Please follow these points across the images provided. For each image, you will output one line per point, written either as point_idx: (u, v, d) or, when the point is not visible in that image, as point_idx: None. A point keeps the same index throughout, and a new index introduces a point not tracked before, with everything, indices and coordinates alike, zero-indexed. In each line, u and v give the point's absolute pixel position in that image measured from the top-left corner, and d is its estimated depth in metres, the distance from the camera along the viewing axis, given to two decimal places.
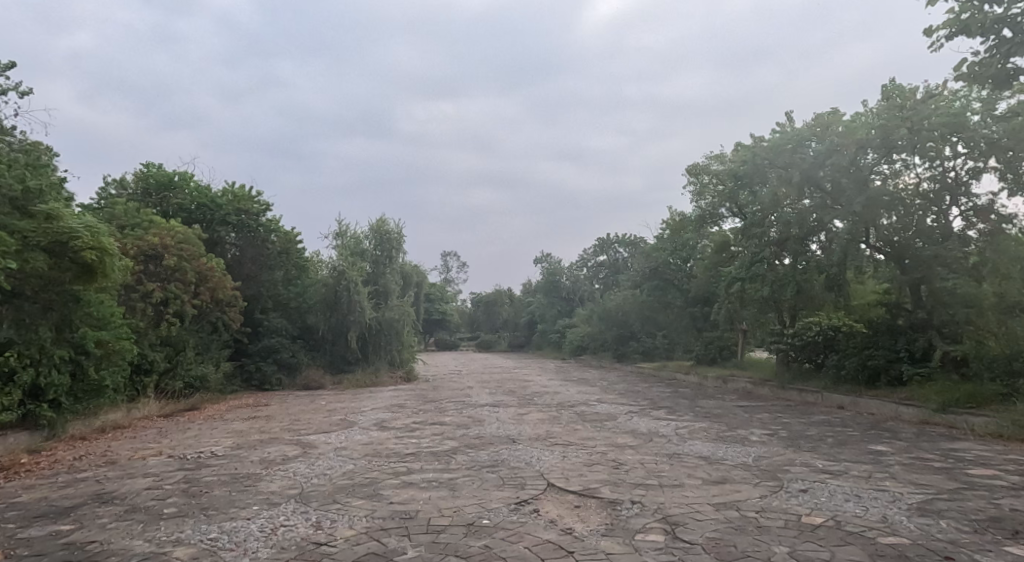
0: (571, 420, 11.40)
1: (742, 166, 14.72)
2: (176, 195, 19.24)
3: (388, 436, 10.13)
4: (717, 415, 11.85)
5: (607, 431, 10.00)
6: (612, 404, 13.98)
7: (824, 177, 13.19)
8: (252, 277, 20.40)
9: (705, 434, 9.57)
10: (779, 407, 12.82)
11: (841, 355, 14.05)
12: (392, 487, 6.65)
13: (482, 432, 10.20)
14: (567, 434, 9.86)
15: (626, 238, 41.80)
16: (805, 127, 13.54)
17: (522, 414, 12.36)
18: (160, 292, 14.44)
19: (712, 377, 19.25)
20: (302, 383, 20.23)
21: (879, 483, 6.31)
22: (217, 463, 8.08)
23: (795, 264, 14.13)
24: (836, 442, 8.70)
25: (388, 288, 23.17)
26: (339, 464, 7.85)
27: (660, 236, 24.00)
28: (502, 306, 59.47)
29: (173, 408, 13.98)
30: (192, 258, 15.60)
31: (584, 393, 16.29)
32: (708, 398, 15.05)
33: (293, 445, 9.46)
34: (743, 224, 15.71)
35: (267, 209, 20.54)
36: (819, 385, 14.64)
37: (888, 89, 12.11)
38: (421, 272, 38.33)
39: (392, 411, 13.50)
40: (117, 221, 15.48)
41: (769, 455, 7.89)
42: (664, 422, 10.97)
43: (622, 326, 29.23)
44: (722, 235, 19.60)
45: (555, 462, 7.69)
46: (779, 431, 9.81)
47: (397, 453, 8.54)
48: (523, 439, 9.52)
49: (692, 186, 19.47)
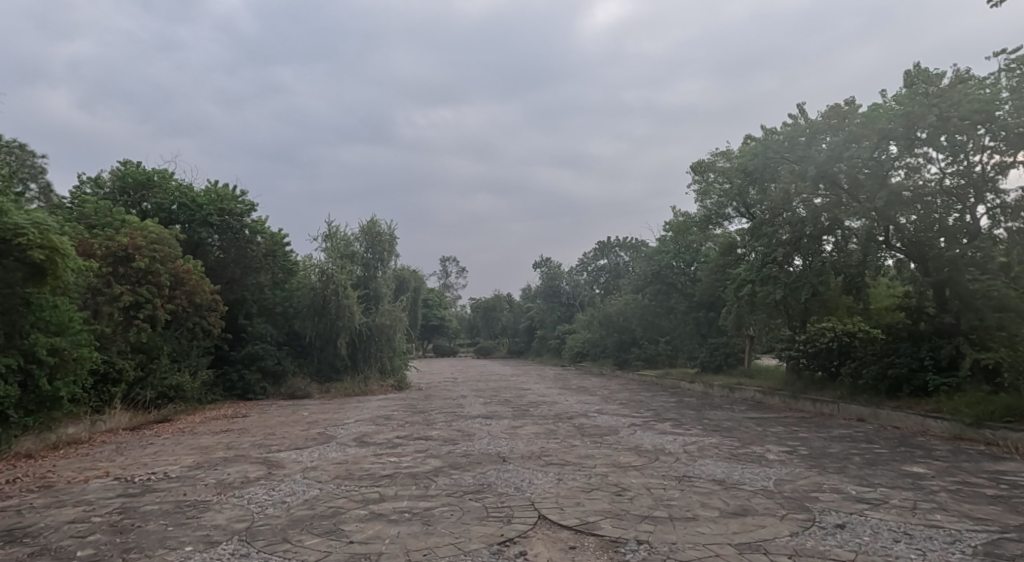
0: (569, 434, 10.47)
1: (751, 161, 13.78)
2: (156, 194, 18.33)
3: (367, 453, 9.18)
4: (728, 429, 10.91)
5: (608, 448, 9.05)
6: (613, 415, 13.03)
7: (841, 172, 12.26)
8: (236, 281, 19.49)
9: (716, 452, 8.62)
10: (793, 419, 11.88)
11: (858, 363, 13.09)
12: (358, 520, 5.70)
13: (470, 449, 9.26)
14: (564, 452, 8.91)
15: (627, 241, 40.87)
16: (819, 119, 12.64)
17: (515, 427, 11.41)
18: (129, 295, 13.56)
19: (718, 385, 18.30)
20: (287, 392, 19.29)
21: (929, 517, 5.35)
22: (165, 488, 7.12)
23: (808, 266, 13.22)
24: (866, 461, 7.74)
25: (379, 292, 22.24)
26: (304, 489, 6.89)
27: (663, 238, 23.08)
28: (501, 312, 58.44)
29: (143, 420, 13.05)
30: (166, 260, 14.67)
31: (583, 403, 15.34)
32: (716, 408, 14.11)
33: (258, 464, 8.51)
34: (753, 223, 14.80)
35: (250, 210, 19.61)
36: (835, 395, 13.69)
37: (911, 75, 11.14)
38: (418, 276, 37.35)
39: (377, 423, 12.56)
40: (86, 221, 14.60)
41: (791, 479, 6.94)
42: (670, 437, 10.03)
43: (623, 331, 28.27)
44: (727, 236, 18.74)
45: (549, 487, 6.74)
46: (799, 448, 8.86)
47: (371, 475, 7.60)
48: (516, 458, 8.59)
49: (697, 185, 18.31)
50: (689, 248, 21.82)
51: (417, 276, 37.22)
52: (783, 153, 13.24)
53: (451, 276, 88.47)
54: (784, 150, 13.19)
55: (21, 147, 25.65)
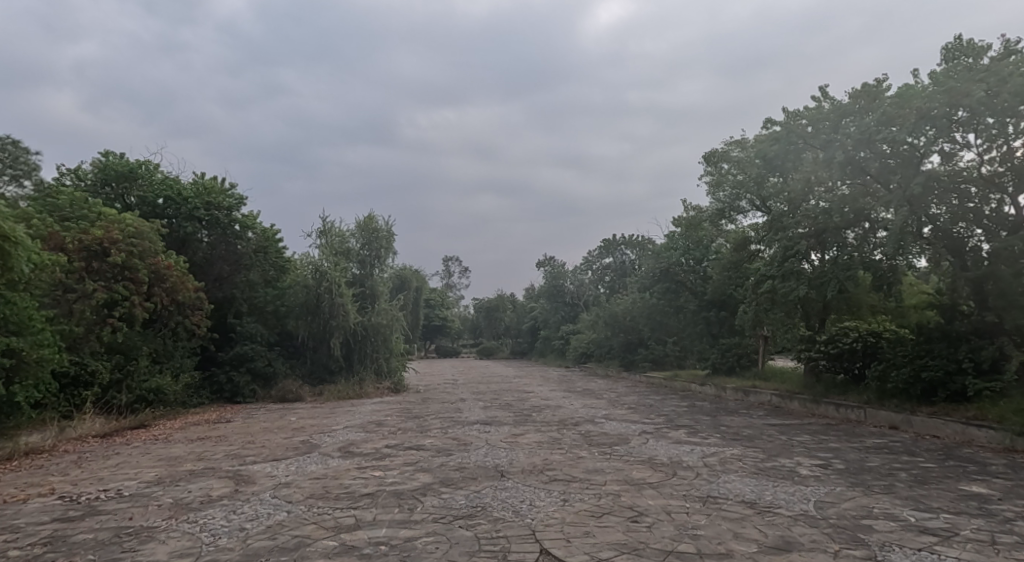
0: (575, 444, 9.52)
1: (772, 146, 12.79)
2: (139, 187, 17.43)
3: (350, 466, 8.25)
4: (749, 438, 9.95)
5: (619, 461, 8.09)
6: (622, 422, 12.06)
7: (872, 158, 11.26)
8: (225, 279, 18.69)
9: (740, 467, 7.65)
10: (818, 426, 10.94)
11: (886, 365, 12.06)
12: (325, 555, 4.77)
13: (464, 461, 8.32)
14: (569, 465, 7.96)
15: (632, 239, 39.85)
16: (847, 100, 11.63)
17: (516, 435, 10.46)
18: (103, 293, 12.67)
19: (732, 388, 17.34)
20: (278, 394, 18.39)
21: (1017, 556, 4.38)
22: (112, 510, 6.19)
23: (833, 260, 12.19)
24: (915, 479, 6.75)
25: (375, 291, 21.32)
26: (268, 512, 5.95)
27: (671, 235, 22.10)
28: (504, 313, 57.50)
29: (117, 425, 12.19)
30: (145, 256, 13.76)
31: (589, 408, 14.38)
32: (732, 414, 13.14)
33: (226, 479, 7.59)
34: (772, 215, 13.80)
35: (240, 204, 18.72)
36: (860, 399, 12.71)
37: (951, 49, 10.22)
38: (420, 276, 36.55)
39: (366, 430, 11.62)
40: (60, 213, 13.73)
41: (834, 500, 5.97)
42: (686, 447, 9.07)
43: (630, 332, 27.33)
44: (741, 232, 17.80)
45: (553, 511, 5.79)
46: (834, 461, 7.87)
47: (349, 494, 6.66)
48: (516, 473, 7.65)
49: (709, 176, 17.39)
50: (700, 244, 20.89)
51: (419, 275, 36.37)
52: (807, 138, 12.27)
53: (453, 276, 87.61)
54: (809, 135, 12.21)
55: (13, 142, 24.85)
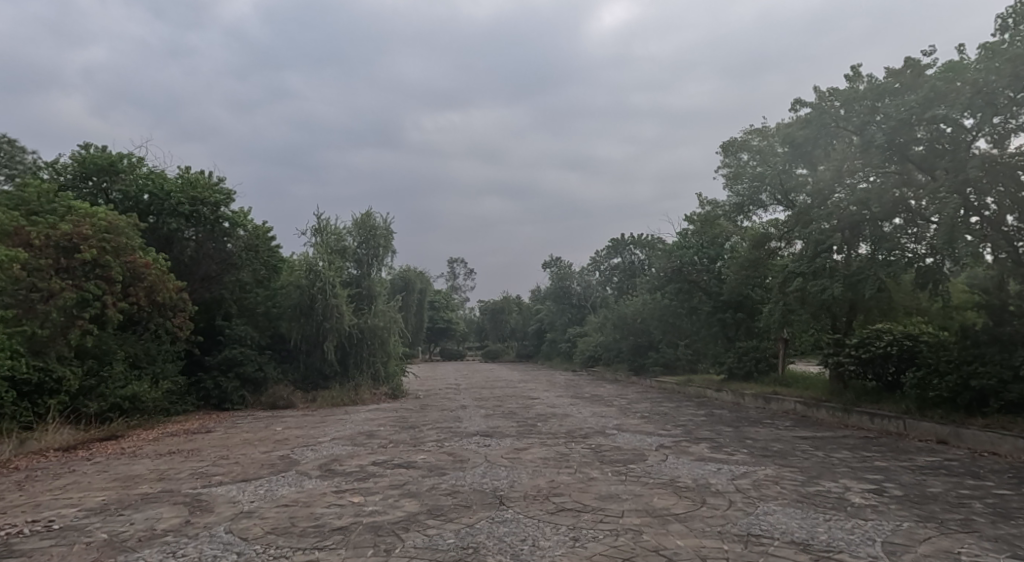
0: (585, 462, 8.42)
1: (802, 131, 11.65)
2: (120, 181, 16.39)
3: (327, 489, 7.18)
4: (781, 454, 8.83)
5: (637, 485, 7.01)
6: (635, 433, 10.98)
7: (917, 141, 10.12)
8: (213, 279, 18.00)
9: (780, 493, 6.55)
10: (856, 440, 9.81)
11: (926, 371, 10.92)
12: None
13: (457, 484, 7.23)
14: (579, 490, 6.86)
15: (641, 239, 38.67)
16: (886, 78, 10.46)
17: (519, 450, 9.38)
18: (71, 292, 11.67)
19: (751, 395, 16.24)
20: (268, 401, 17.38)
21: None
22: (28, 550, 5.14)
23: (872, 256, 10.98)
24: (995, 512, 5.62)
25: (372, 291, 20.25)
26: (214, 556, 4.91)
27: (683, 232, 20.92)
28: (510, 315, 56.38)
29: (84, 437, 11.20)
30: (119, 252, 12.78)
31: (600, 417, 13.28)
32: (755, 424, 12.01)
33: (180, 506, 6.52)
34: (800, 207, 12.62)
35: (228, 200, 17.70)
36: (897, 409, 11.57)
37: (1009, 17, 9.08)
38: (424, 276, 35.61)
39: (355, 443, 10.57)
40: (28, 208, 12.81)
41: (906, 542, 4.88)
42: (712, 466, 7.96)
43: (640, 334, 26.24)
44: (760, 228, 16.67)
45: (560, 556, 4.71)
46: (888, 485, 6.72)
47: (319, 528, 5.61)
48: (516, 499, 6.56)
49: (726, 168, 16.26)
50: (714, 241, 19.72)
51: (422, 276, 35.38)
52: (842, 121, 11.10)
53: (459, 278, 86.58)
54: (842, 118, 11.06)
55: (8, 141, 24.00)
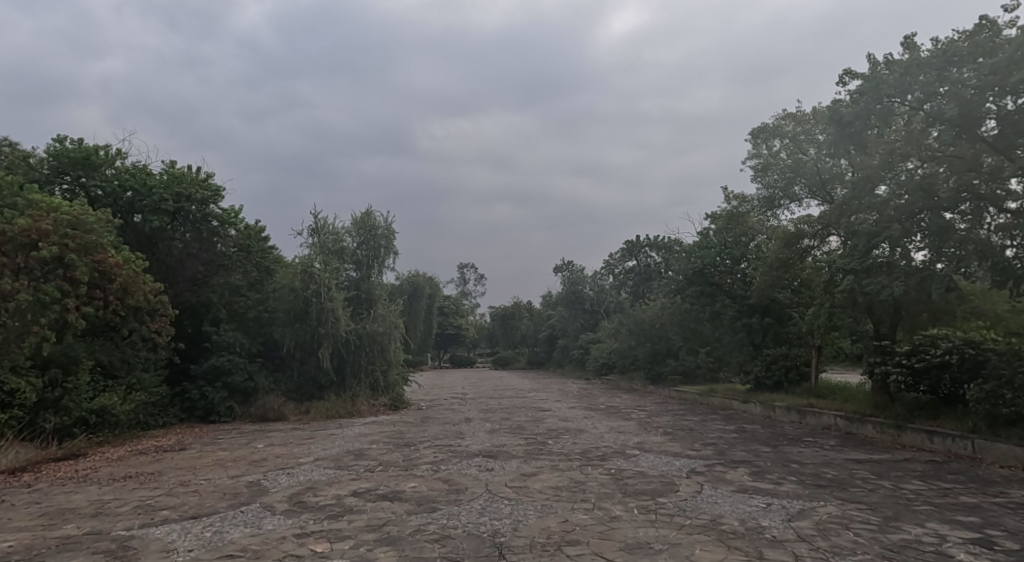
0: (604, 494, 7.00)
1: (852, 109, 10.19)
2: (98, 176, 15.15)
3: (288, 532, 5.84)
4: (839, 485, 7.38)
5: (671, 530, 5.61)
6: (661, 455, 9.56)
7: (992, 117, 8.66)
8: (200, 281, 16.79)
9: (858, 545, 5.11)
10: (924, 466, 8.35)
11: (997, 383, 9.43)
12: None
13: (449, 526, 5.86)
14: (599, 536, 5.47)
15: (657, 241, 37.01)
16: (956, 43, 8.98)
17: (527, 477, 7.99)
18: (28, 293, 10.37)
19: (783, 408, 14.77)
20: (257, 412, 16.15)
21: None
22: None
23: (937, 253, 9.47)
24: None
25: (371, 294, 18.97)
26: None
27: (705, 230, 19.43)
28: (520, 321, 54.93)
29: (36, 457, 9.96)
30: (87, 250, 11.39)
31: (619, 434, 11.84)
32: (796, 443, 10.56)
33: (96, 558, 5.18)
34: (844, 197, 11.16)
35: (217, 197, 16.46)
36: (960, 426, 10.10)
37: None
38: (432, 280, 34.41)
39: (339, 466, 9.21)
40: None
41: None
42: (760, 502, 6.52)
43: (657, 340, 24.78)
44: (792, 226, 15.18)
45: None
46: (994, 534, 5.28)
47: None
48: (519, 550, 5.18)
49: (755, 158, 14.80)
50: (740, 241, 18.21)
51: (430, 281, 34.18)
52: (899, 96, 9.65)
53: (470, 283, 85.53)
54: (900, 93, 9.60)
55: None
